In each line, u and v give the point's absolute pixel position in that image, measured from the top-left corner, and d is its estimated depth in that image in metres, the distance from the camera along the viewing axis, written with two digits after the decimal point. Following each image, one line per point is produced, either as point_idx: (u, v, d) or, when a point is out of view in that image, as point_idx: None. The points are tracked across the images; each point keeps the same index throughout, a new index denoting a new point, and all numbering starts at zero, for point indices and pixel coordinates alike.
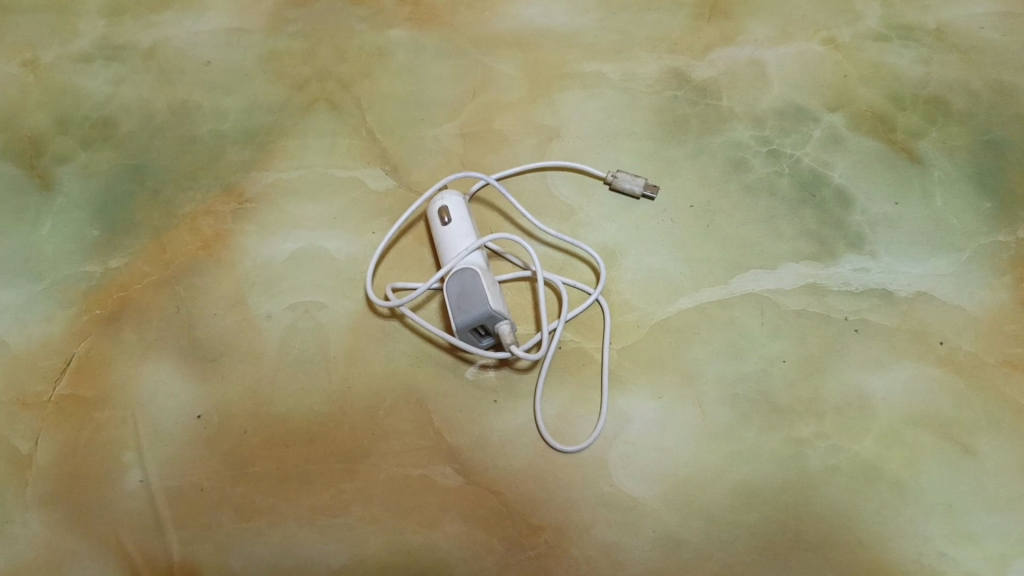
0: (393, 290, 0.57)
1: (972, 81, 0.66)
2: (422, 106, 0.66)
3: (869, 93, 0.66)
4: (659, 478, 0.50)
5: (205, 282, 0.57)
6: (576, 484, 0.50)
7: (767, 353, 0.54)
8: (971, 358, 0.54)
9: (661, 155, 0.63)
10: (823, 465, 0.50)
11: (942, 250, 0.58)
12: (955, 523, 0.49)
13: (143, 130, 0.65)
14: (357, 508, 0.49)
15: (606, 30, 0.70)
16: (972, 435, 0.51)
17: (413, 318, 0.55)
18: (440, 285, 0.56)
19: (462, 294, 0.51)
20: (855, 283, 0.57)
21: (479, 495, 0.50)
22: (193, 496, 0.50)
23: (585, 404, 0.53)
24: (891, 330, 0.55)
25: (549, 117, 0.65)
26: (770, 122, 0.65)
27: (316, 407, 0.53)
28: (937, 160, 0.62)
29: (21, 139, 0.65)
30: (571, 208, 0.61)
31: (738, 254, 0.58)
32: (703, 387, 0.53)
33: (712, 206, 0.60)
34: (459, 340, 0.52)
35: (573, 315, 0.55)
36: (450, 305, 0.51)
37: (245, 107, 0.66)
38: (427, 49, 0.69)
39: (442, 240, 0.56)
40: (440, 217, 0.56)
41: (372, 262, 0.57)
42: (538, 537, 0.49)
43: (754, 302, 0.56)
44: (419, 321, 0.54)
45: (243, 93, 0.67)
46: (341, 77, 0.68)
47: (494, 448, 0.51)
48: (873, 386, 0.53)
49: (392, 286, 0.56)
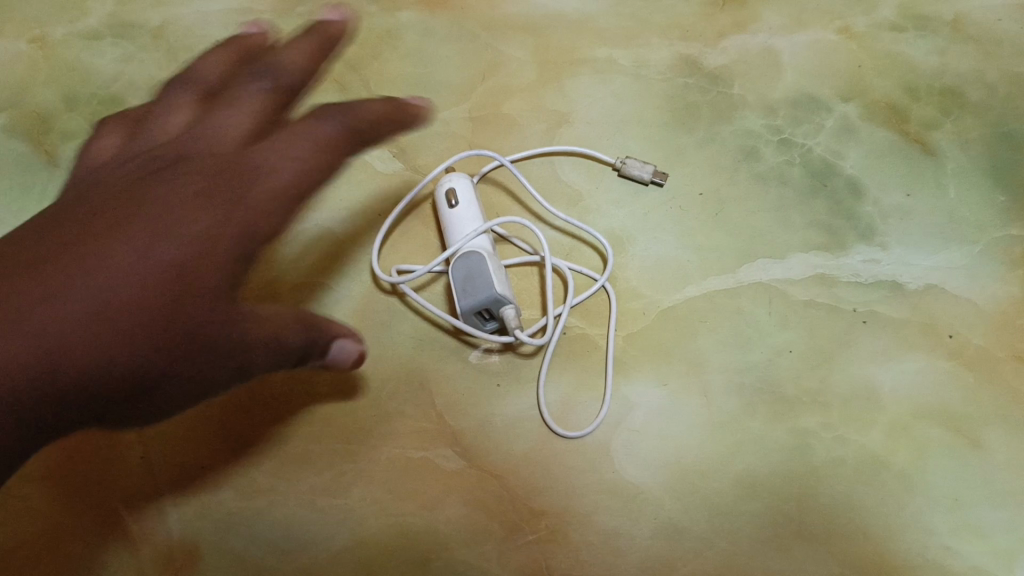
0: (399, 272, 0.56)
1: (989, 73, 0.64)
2: (430, 90, 0.65)
3: (884, 84, 0.64)
4: (662, 467, 0.50)
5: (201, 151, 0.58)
6: (579, 471, 0.50)
7: (774, 343, 0.54)
8: (982, 353, 0.53)
9: (672, 142, 0.62)
10: (829, 456, 0.50)
11: (954, 242, 0.57)
12: (959, 517, 0.49)
13: (152, 109, 0.65)
14: (358, 489, 0.50)
15: (617, 15, 0.68)
16: (980, 429, 0.51)
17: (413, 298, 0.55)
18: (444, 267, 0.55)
19: (467, 277, 0.51)
20: (865, 274, 0.56)
21: (481, 480, 0.50)
22: (193, 475, 0.50)
23: (588, 391, 0.53)
24: (901, 322, 0.54)
25: (559, 102, 0.64)
26: (782, 111, 0.63)
27: (318, 389, 0.52)
28: (952, 153, 0.61)
29: (30, 115, 0.65)
30: (580, 194, 0.60)
31: (746, 242, 0.57)
32: (708, 376, 0.53)
33: (721, 194, 0.59)
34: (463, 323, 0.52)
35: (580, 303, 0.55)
36: (457, 283, 0.51)
37: (240, 74, 0.64)
38: (436, 32, 0.68)
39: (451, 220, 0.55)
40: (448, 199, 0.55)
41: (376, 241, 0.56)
42: (539, 522, 0.49)
43: (763, 292, 0.55)
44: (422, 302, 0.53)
45: (242, 61, 0.65)
46: (349, 57, 0.67)
47: (497, 432, 0.51)
48: (882, 379, 0.52)
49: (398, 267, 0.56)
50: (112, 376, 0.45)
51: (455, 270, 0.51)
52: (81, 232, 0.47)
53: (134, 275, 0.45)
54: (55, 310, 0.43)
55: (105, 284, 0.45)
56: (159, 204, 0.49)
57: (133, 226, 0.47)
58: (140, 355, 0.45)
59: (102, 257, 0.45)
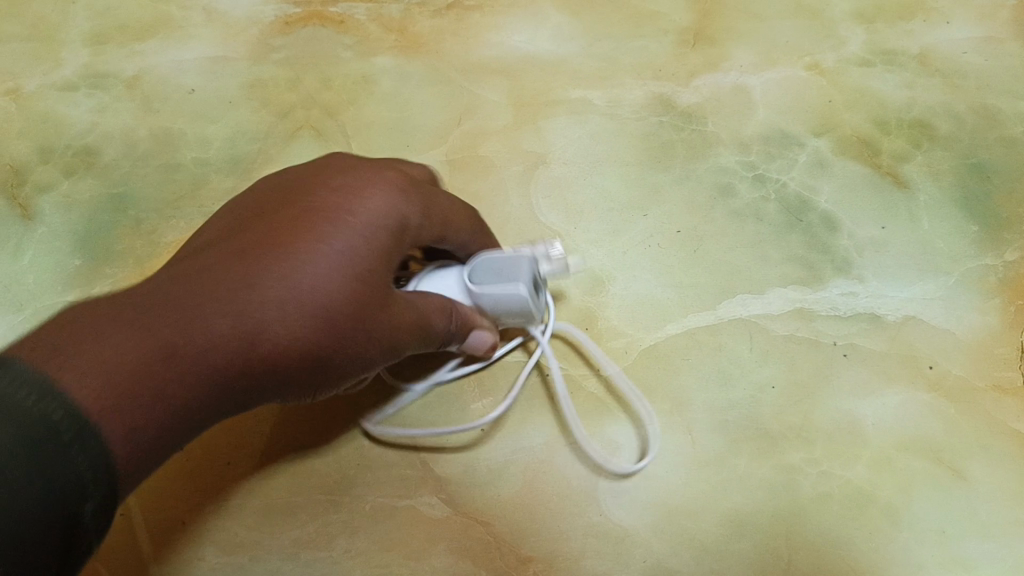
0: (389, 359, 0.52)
1: (955, 106, 0.65)
2: (408, 133, 0.65)
3: (854, 118, 0.64)
4: (649, 508, 0.50)
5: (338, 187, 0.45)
6: (566, 514, 0.50)
7: (757, 379, 0.54)
8: (961, 382, 0.53)
9: (649, 180, 0.62)
10: (815, 492, 0.50)
11: (929, 273, 0.57)
12: (948, 550, 0.49)
13: (127, 159, 0.65)
14: (341, 541, 0.49)
15: (591, 57, 0.68)
16: (964, 459, 0.51)
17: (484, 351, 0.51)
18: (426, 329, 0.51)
19: (497, 270, 0.48)
20: (843, 307, 0.56)
21: (466, 526, 0.50)
22: (175, 530, 0.50)
23: (573, 432, 0.52)
24: (880, 355, 0.54)
25: (536, 143, 0.65)
26: (756, 147, 0.63)
27: (300, 438, 0.52)
28: (923, 185, 0.61)
29: (4, 168, 0.64)
30: (559, 235, 0.60)
31: (725, 279, 0.57)
32: (693, 414, 0.53)
33: (699, 231, 0.60)
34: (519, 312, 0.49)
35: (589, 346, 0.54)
36: (486, 294, 0.48)
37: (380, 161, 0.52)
38: (412, 76, 0.68)
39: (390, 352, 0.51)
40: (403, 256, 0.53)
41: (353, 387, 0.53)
42: (526, 568, 0.49)
43: (742, 328, 0.55)
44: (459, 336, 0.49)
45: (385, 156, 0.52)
46: (325, 104, 0.67)
47: (481, 478, 0.51)
48: (864, 412, 0.53)
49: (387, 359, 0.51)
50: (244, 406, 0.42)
51: (475, 296, 0.49)
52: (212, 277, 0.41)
53: (241, 327, 0.40)
54: (186, 366, 0.39)
55: (202, 352, 0.39)
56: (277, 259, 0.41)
57: (311, 280, 0.41)
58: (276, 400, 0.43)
59: (260, 296, 0.40)
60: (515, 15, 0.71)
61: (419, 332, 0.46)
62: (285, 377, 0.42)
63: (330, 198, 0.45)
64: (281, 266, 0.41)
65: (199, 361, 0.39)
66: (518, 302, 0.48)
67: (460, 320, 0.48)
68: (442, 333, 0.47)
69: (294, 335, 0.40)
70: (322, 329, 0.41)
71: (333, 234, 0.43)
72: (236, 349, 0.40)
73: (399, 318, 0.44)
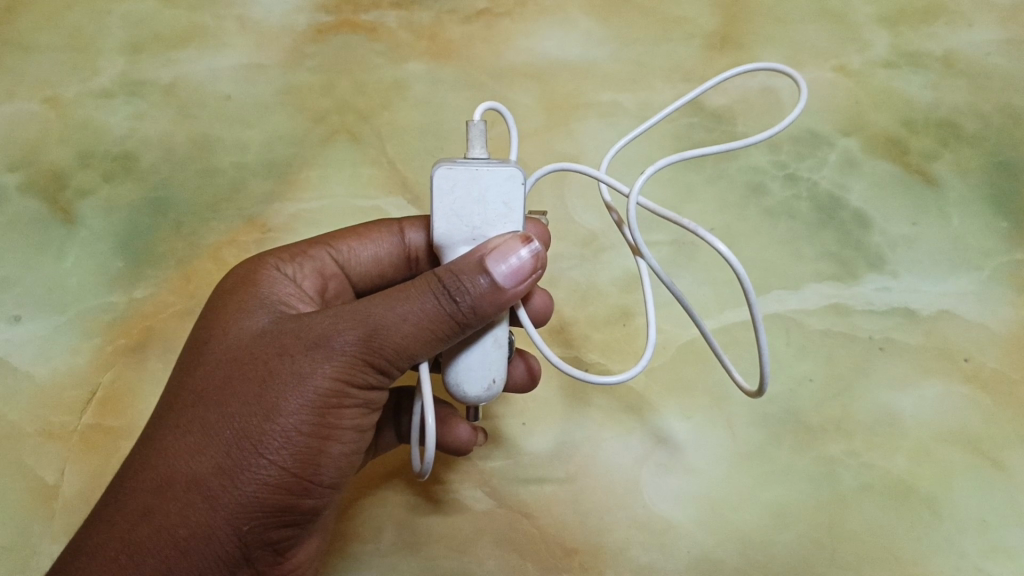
0: (459, 372, 0.42)
1: (982, 105, 0.64)
2: (442, 137, 0.66)
3: (882, 118, 0.64)
4: (692, 500, 0.52)
5: (238, 315, 0.45)
6: (609, 508, 0.52)
7: (794, 373, 0.55)
8: (996, 374, 0.55)
9: (681, 180, 0.62)
10: (857, 482, 0.52)
11: (961, 268, 0.58)
12: (989, 538, 0.51)
13: (166, 164, 0.65)
14: (389, 534, 0.53)
15: (621, 60, 0.68)
16: (1002, 451, 0.53)
17: (521, 261, 0.39)
18: (495, 324, 0.42)
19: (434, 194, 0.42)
20: (879, 302, 0.57)
21: (511, 520, 0.52)
22: None
23: (615, 427, 0.54)
24: (916, 349, 0.55)
25: (568, 145, 0.66)
26: (785, 147, 0.63)
27: None
28: (953, 182, 0.61)
29: (44, 173, 0.65)
30: (594, 235, 0.60)
31: (761, 276, 0.58)
32: (732, 408, 0.54)
33: (732, 228, 0.60)
34: (479, 175, 0.40)
35: (750, 145, 0.46)
36: (440, 220, 0.41)
37: (339, 234, 0.53)
38: (444, 82, 0.68)
39: (472, 362, 0.41)
40: (407, 265, 0.54)
41: (430, 434, 0.40)
42: (571, 559, 0.52)
43: (779, 324, 0.56)
44: (465, 263, 0.39)
45: (328, 237, 0.53)
46: (359, 107, 0.67)
47: (525, 472, 0.53)
48: (901, 405, 0.54)
49: (463, 372, 0.42)
50: (214, 566, 0.41)
51: (454, 240, 0.41)
52: (128, 480, 0.42)
53: (149, 485, 0.41)
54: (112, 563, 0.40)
55: (121, 533, 0.40)
56: (171, 436, 0.41)
57: (182, 419, 0.41)
58: (253, 538, 0.42)
59: (155, 454, 0.41)
60: (542, 18, 0.69)
61: (356, 354, 0.40)
62: (220, 509, 0.40)
63: (197, 330, 0.46)
64: (175, 424, 0.42)
65: (119, 546, 0.40)
66: (464, 181, 0.40)
67: (453, 277, 0.39)
68: (422, 312, 0.39)
69: (184, 476, 0.40)
70: (206, 454, 0.40)
71: (200, 363, 0.43)
72: (149, 505, 0.40)
73: (305, 365, 0.40)
